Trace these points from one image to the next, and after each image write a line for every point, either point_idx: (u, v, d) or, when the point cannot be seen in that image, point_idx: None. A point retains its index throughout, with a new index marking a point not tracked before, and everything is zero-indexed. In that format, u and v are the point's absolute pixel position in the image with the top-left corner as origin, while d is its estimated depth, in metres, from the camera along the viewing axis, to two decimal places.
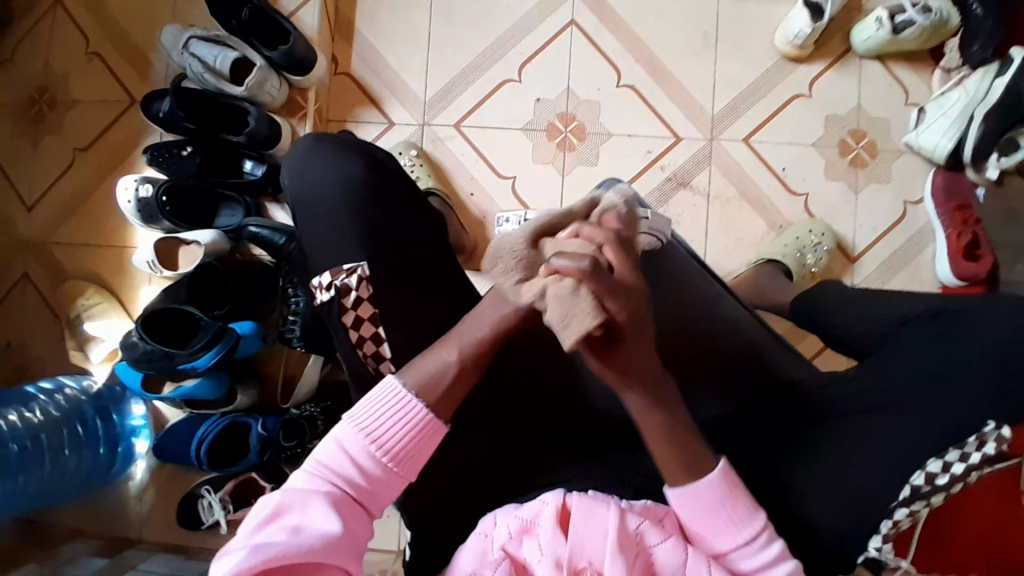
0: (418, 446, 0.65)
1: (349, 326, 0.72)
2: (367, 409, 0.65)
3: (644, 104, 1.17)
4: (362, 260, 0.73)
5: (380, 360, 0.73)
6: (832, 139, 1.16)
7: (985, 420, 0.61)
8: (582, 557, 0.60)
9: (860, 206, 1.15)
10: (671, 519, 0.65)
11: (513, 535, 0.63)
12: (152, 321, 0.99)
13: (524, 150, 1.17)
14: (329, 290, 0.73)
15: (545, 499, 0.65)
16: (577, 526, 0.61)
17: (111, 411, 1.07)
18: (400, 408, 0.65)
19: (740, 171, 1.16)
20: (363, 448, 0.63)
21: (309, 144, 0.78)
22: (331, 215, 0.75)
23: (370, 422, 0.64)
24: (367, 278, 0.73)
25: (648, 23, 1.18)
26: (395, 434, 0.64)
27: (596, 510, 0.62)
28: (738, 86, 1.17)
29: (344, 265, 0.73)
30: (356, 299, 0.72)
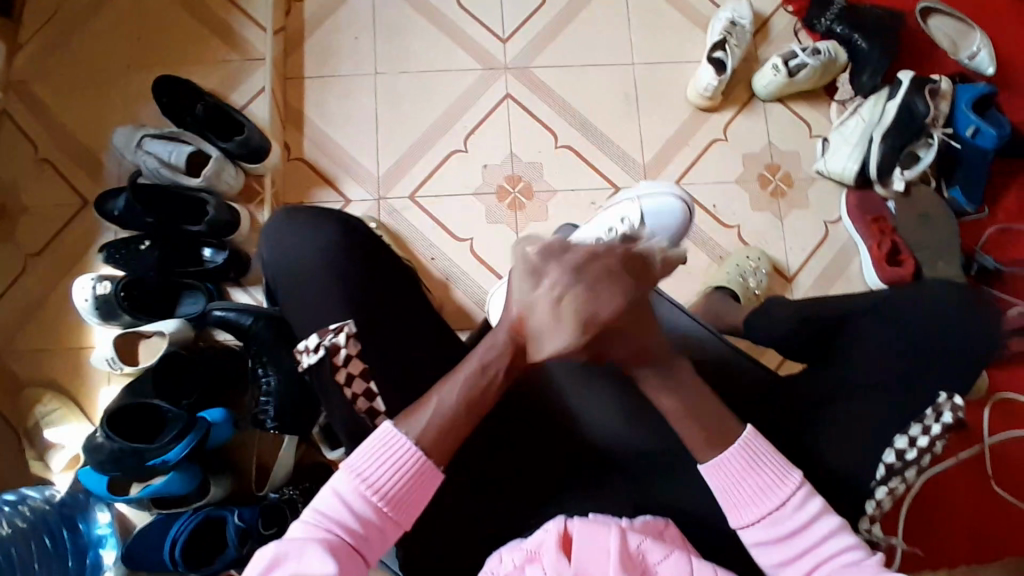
0: (413, 488, 0.65)
1: (342, 383, 0.73)
2: (363, 454, 0.65)
3: (582, 161, 1.27)
4: (349, 318, 0.76)
5: (376, 414, 0.73)
6: (753, 174, 1.28)
7: (937, 393, 0.73)
8: None
9: (787, 229, 1.26)
10: (671, 532, 0.67)
11: (518, 565, 0.63)
12: (116, 418, 0.96)
13: (478, 213, 1.24)
14: (316, 351, 0.73)
15: (547, 527, 0.65)
16: (581, 547, 0.62)
17: (77, 520, 1.01)
18: (393, 451, 0.65)
19: None
20: (357, 491, 0.64)
21: (284, 216, 0.82)
22: (309, 280, 0.78)
23: (362, 464, 0.65)
24: (355, 335, 0.75)
25: (573, 89, 1.30)
26: (389, 477, 0.64)
27: (598, 531, 0.63)
28: (664, 136, 1.29)
29: (331, 326, 0.75)
30: (347, 356, 0.74)
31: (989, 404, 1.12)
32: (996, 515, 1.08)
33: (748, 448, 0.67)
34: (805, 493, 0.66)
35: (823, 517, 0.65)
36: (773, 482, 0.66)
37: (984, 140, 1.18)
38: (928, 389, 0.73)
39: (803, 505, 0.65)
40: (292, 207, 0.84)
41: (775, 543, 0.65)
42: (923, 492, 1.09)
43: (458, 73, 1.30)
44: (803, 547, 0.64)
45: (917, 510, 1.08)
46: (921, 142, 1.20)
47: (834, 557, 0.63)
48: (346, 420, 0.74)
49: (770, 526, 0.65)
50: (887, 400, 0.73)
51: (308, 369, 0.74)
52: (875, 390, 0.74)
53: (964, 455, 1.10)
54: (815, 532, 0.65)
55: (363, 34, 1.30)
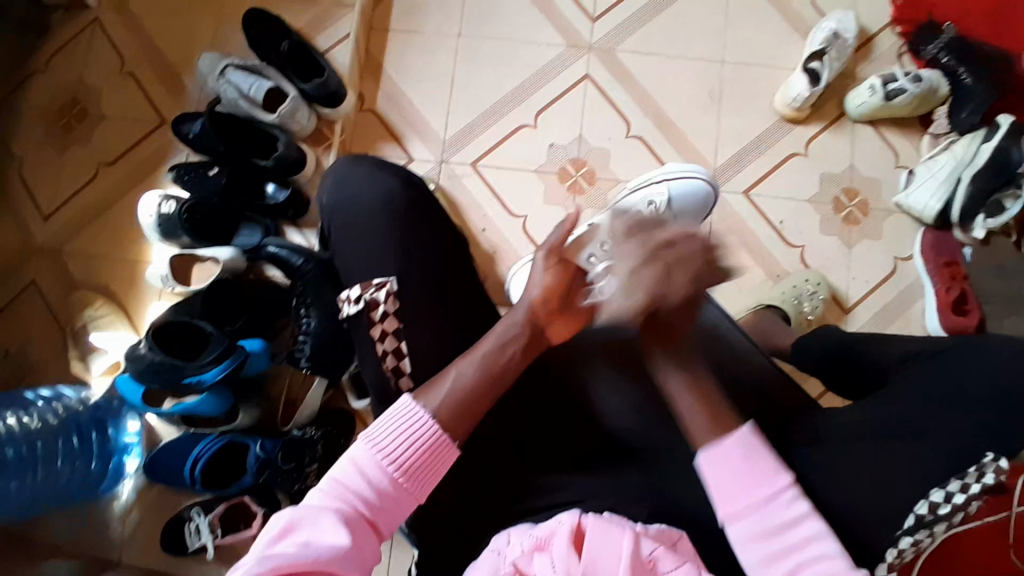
0: (429, 464, 0.65)
1: (376, 337, 0.75)
2: (382, 428, 0.66)
3: (652, 153, 1.24)
4: (393, 274, 0.76)
5: (400, 374, 0.74)
6: (827, 196, 1.22)
7: (984, 452, 0.69)
8: None
9: (853, 259, 1.21)
10: (685, 546, 0.66)
11: (526, 551, 0.64)
12: (161, 332, 0.99)
13: (537, 190, 1.23)
14: (358, 302, 0.75)
15: (560, 519, 0.65)
16: (591, 545, 0.62)
17: (107, 424, 1.06)
18: (414, 427, 0.66)
19: (742, 222, 1.22)
20: (375, 463, 0.64)
21: (346, 163, 0.83)
22: (366, 229, 0.79)
23: (381, 436, 0.65)
24: (395, 293, 0.76)
25: (655, 80, 1.27)
26: (407, 451, 0.65)
27: (611, 531, 0.63)
28: (740, 141, 1.24)
29: (374, 279, 0.76)
30: (383, 313, 0.75)
31: None
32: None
33: (749, 442, 0.66)
34: (794, 493, 0.64)
35: (808, 520, 0.63)
36: (768, 476, 0.64)
37: None
38: (977, 450, 0.69)
39: (792, 502, 0.64)
40: (356, 158, 0.84)
41: (763, 532, 0.63)
42: (942, 550, 1.06)
43: (541, 46, 1.27)
44: (786, 541, 0.63)
45: (932, 566, 1.05)
46: (1009, 192, 1.12)
47: (816, 561, 0.62)
48: (378, 368, 0.75)
49: (763, 516, 0.63)
50: (931, 453, 0.70)
51: (348, 318, 0.77)
52: (923, 441, 0.71)
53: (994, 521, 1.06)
54: (798, 531, 0.63)
55: None
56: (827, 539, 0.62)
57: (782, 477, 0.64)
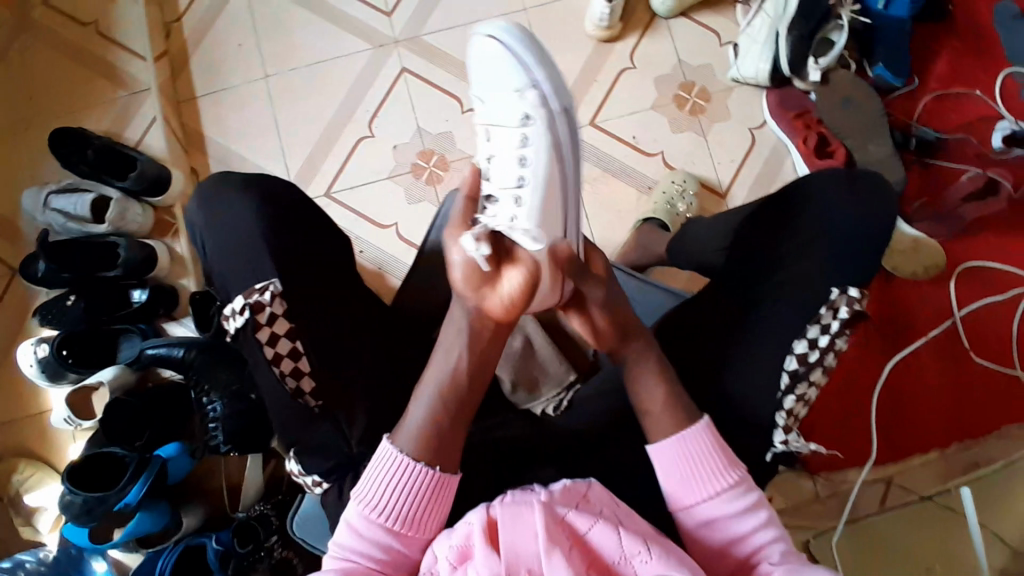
0: (429, 506, 0.63)
1: (265, 343, 0.70)
2: (370, 483, 0.64)
3: None
4: (274, 277, 0.73)
5: (299, 376, 0.71)
6: (667, 97, 1.23)
7: (829, 290, 0.70)
8: (520, 563, 0.56)
9: (712, 145, 1.21)
10: (596, 495, 0.63)
11: (451, 566, 0.59)
12: (78, 472, 0.98)
13: (396, 196, 1.22)
14: (242, 313, 0.71)
15: (470, 518, 0.61)
16: (505, 533, 0.57)
17: (74, 574, 1.05)
18: (399, 476, 0.63)
19: (597, 150, 1.22)
20: (371, 522, 0.62)
21: (217, 185, 0.79)
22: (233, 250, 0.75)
23: (373, 494, 0.63)
24: (280, 294, 0.72)
25: (468, 49, 1.26)
26: (404, 502, 0.63)
27: (519, 510, 0.59)
28: (569, 77, 1.24)
29: (255, 285, 0.72)
30: (271, 316, 0.71)
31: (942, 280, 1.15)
32: (932, 390, 1.11)
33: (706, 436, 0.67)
34: (745, 485, 0.65)
35: (758, 510, 0.64)
36: (719, 469, 0.65)
37: (897, 9, 1.17)
38: (824, 288, 0.70)
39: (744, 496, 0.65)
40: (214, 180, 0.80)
41: (714, 523, 0.64)
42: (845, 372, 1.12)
43: (348, 59, 1.26)
44: (739, 530, 0.63)
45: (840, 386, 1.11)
46: (831, 26, 1.16)
47: (765, 545, 0.63)
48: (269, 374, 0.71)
49: (719, 505, 0.64)
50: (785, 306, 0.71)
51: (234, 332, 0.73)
52: (775, 300, 0.72)
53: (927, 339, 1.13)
54: (748, 522, 0.64)
55: (247, 40, 1.27)
56: (774, 526, 0.64)
57: (734, 470, 0.66)
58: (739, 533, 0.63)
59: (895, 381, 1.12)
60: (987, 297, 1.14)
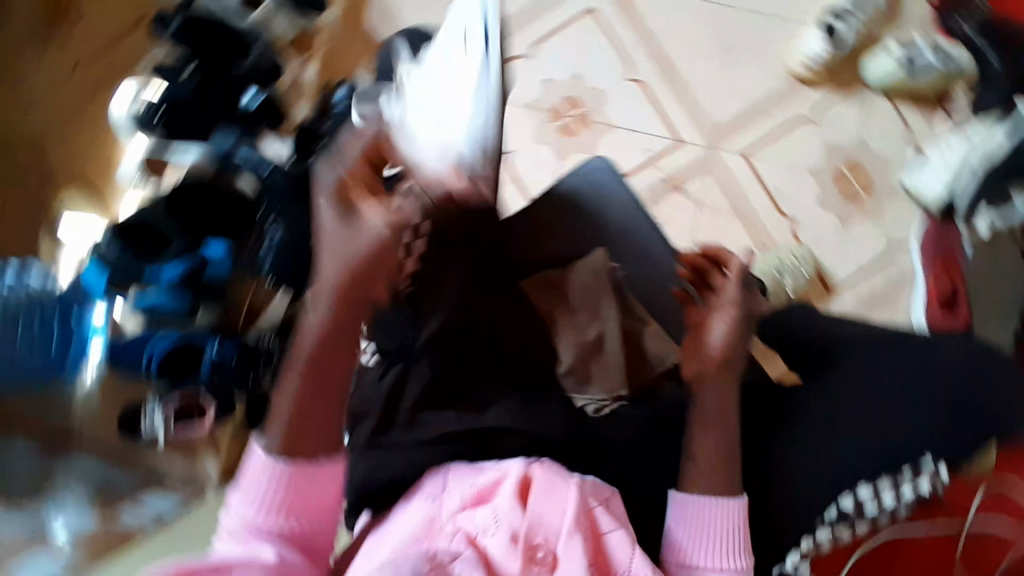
0: (302, 488, 0.64)
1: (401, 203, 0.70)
2: (245, 476, 0.65)
3: (650, 99, 1.17)
4: None
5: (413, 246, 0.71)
6: (829, 168, 1.16)
7: (923, 457, 0.73)
8: (539, 532, 0.59)
9: (846, 238, 1.15)
10: (615, 504, 0.64)
11: (468, 502, 0.62)
12: (128, 230, 1.03)
13: (525, 127, 1.18)
14: (396, 168, 0.73)
15: (508, 468, 0.63)
16: (536, 498, 0.60)
17: (71, 313, 1.01)
18: (257, 473, 0.64)
19: (736, 184, 1.16)
20: (251, 512, 0.63)
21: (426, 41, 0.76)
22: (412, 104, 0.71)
23: (253, 488, 0.64)
24: None
25: (665, 21, 1.18)
26: (270, 492, 0.63)
27: (557, 485, 0.61)
28: (747, 99, 1.16)
29: (417, 146, 0.70)
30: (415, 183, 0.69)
31: None
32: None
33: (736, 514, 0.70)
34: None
35: None
36: (735, 553, 0.68)
37: None
38: None
39: None
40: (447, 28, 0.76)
41: None
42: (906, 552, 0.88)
43: None
44: None
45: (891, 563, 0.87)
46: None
47: None
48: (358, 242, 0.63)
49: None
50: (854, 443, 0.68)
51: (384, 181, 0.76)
52: None
53: None
54: None
55: None
56: None
57: (742, 560, 0.69)
58: None
59: None
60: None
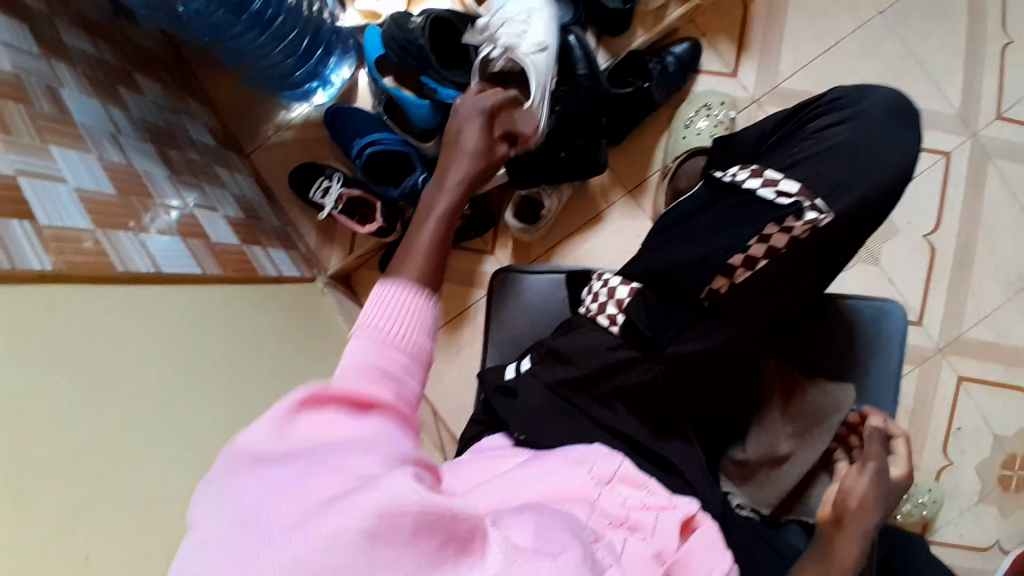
0: (422, 321, 0.62)
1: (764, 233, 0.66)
2: (370, 314, 0.60)
3: (925, 268, 1.12)
4: (832, 213, 0.66)
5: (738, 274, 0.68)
6: (1013, 446, 1.11)
7: None
8: (679, 572, 0.53)
9: (976, 510, 1.11)
10: None
11: (631, 502, 0.57)
12: (438, 25, 0.98)
13: None
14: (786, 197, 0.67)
15: (678, 499, 0.59)
16: (695, 542, 0.55)
17: (332, 54, 1.07)
18: (389, 309, 0.60)
19: (930, 392, 1.12)
20: (375, 342, 0.58)
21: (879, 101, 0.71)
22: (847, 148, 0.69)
23: (378, 323, 0.59)
24: (816, 226, 0.66)
25: (992, 216, 1.13)
26: (397, 331, 0.60)
27: (718, 545, 0.56)
28: (998, 336, 1.12)
29: (817, 199, 0.67)
30: (790, 228, 0.66)
31: None
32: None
33: None
34: None
35: None
36: None
37: None
38: None
39: None
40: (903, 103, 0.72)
41: None
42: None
43: (931, 95, 1.15)
44: None
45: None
46: None
47: None
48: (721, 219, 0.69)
49: None
50: None
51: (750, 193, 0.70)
52: None
53: None
54: None
55: None
56: None
57: None
58: None
59: None
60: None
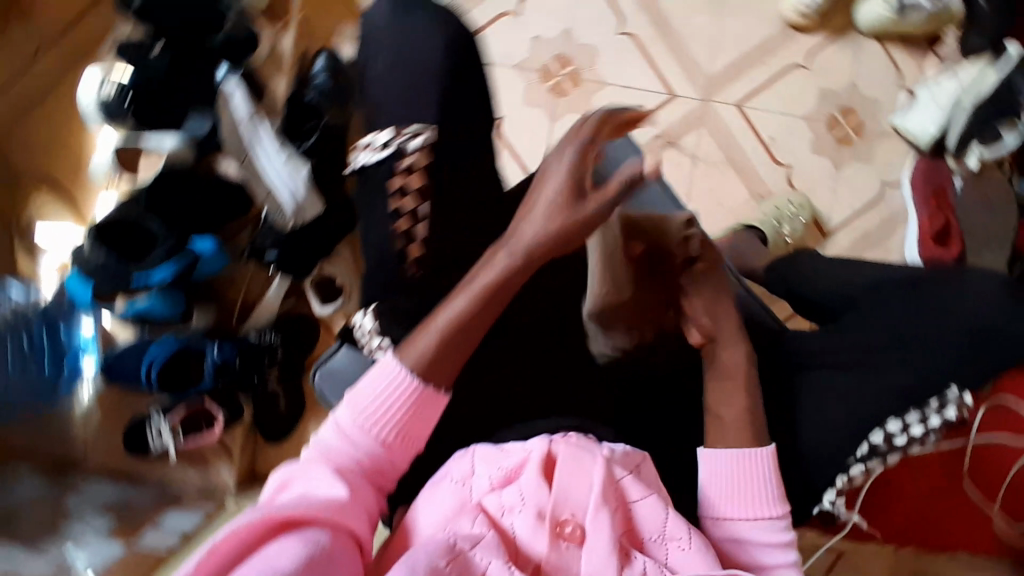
0: (417, 413, 0.59)
1: (394, 191, 0.63)
2: (360, 391, 0.59)
3: (643, 54, 1.15)
4: (432, 125, 0.62)
5: (411, 239, 0.62)
6: (822, 114, 1.16)
7: (952, 389, 0.64)
8: (566, 509, 0.55)
9: (841, 181, 1.16)
10: (648, 468, 0.60)
11: (494, 485, 0.57)
12: (106, 230, 0.92)
13: (515, 90, 1.17)
14: (384, 148, 0.62)
15: (529, 445, 0.59)
16: (561, 473, 0.56)
17: (60, 326, 0.96)
18: (389, 387, 0.59)
19: (730, 135, 1.16)
20: (354, 422, 0.58)
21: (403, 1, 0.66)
22: (402, 55, 0.63)
23: (365, 403, 0.59)
24: (429, 146, 0.61)
25: None
26: (392, 410, 0.59)
27: (581, 456, 0.57)
28: (740, 49, 1.15)
29: (408, 124, 0.62)
30: (410, 165, 0.62)
31: None
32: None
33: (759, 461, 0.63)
34: (784, 522, 0.62)
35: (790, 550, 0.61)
36: (763, 500, 0.62)
37: None
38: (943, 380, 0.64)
39: (781, 530, 0.62)
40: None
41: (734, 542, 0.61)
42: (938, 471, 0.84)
43: None
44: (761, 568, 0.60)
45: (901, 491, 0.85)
46: (1010, 122, 0.99)
47: None
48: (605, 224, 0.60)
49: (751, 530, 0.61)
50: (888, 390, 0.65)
51: (360, 168, 0.65)
52: (877, 377, 0.66)
53: None
54: (773, 557, 0.60)
55: None
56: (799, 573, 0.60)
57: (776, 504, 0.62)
58: (762, 560, 0.60)
59: None
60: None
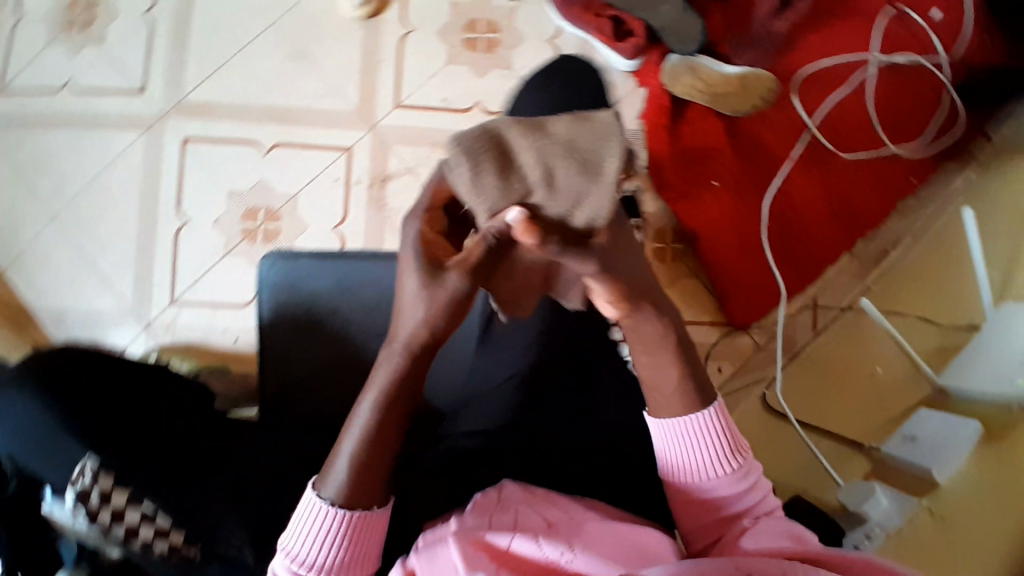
0: (363, 543, 0.55)
1: (111, 525, 0.61)
2: (293, 536, 0.54)
3: (296, 147, 1.15)
4: (87, 454, 0.64)
5: (166, 538, 0.61)
6: (456, 46, 1.16)
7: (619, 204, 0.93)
8: None
9: (520, 73, 1.16)
10: (507, 496, 0.63)
11: None
12: None
13: (243, 270, 1.14)
14: (77, 513, 0.62)
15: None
16: None
17: None
18: (324, 524, 0.53)
19: (415, 130, 1.15)
20: (289, 569, 0.54)
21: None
22: (20, 443, 0.67)
23: (299, 546, 0.54)
24: (99, 467, 0.63)
25: (236, 85, 1.14)
26: (329, 552, 0.53)
27: (433, 553, 0.57)
28: (354, 68, 1.15)
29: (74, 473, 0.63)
30: (101, 493, 0.62)
31: (802, 91, 1.17)
32: (871, 170, 1.16)
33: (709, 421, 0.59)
34: (748, 469, 0.60)
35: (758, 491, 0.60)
36: (719, 458, 0.59)
37: None
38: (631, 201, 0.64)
39: (745, 476, 0.60)
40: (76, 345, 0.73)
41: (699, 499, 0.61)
42: (794, 197, 1.14)
43: (125, 154, 1.15)
44: (731, 519, 0.60)
45: (806, 197, 1.14)
46: None
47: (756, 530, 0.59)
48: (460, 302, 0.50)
49: (714, 491, 0.60)
50: None
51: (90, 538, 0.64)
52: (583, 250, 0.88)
53: (804, 151, 1.16)
54: (741, 501, 0.60)
55: (14, 189, 1.17)
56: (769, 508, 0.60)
57: (734, 456, 0.60)
58: (729, 511, 0.60)
59: (787, 202, 1.14)
60: (828, 57, 1.18)
